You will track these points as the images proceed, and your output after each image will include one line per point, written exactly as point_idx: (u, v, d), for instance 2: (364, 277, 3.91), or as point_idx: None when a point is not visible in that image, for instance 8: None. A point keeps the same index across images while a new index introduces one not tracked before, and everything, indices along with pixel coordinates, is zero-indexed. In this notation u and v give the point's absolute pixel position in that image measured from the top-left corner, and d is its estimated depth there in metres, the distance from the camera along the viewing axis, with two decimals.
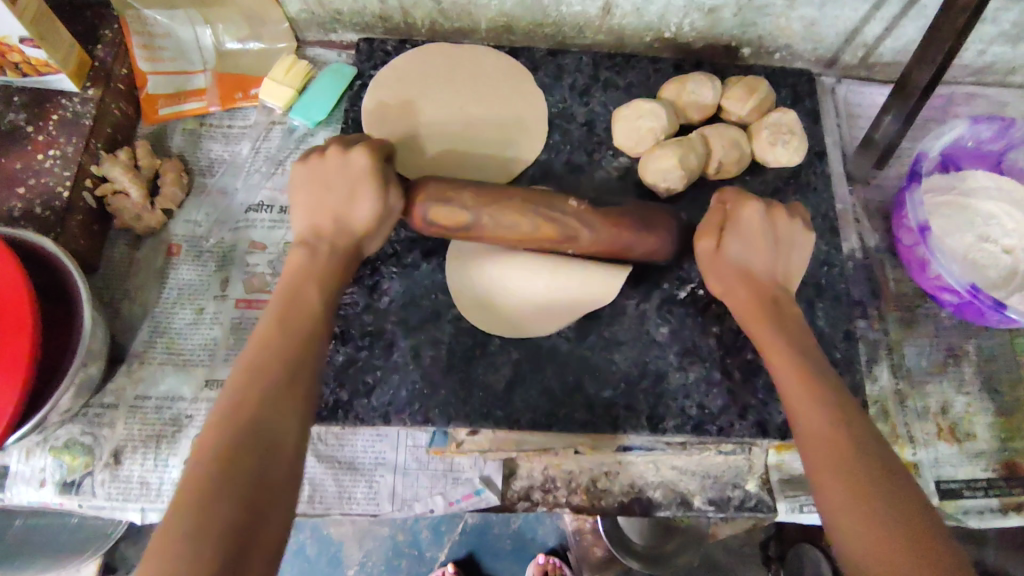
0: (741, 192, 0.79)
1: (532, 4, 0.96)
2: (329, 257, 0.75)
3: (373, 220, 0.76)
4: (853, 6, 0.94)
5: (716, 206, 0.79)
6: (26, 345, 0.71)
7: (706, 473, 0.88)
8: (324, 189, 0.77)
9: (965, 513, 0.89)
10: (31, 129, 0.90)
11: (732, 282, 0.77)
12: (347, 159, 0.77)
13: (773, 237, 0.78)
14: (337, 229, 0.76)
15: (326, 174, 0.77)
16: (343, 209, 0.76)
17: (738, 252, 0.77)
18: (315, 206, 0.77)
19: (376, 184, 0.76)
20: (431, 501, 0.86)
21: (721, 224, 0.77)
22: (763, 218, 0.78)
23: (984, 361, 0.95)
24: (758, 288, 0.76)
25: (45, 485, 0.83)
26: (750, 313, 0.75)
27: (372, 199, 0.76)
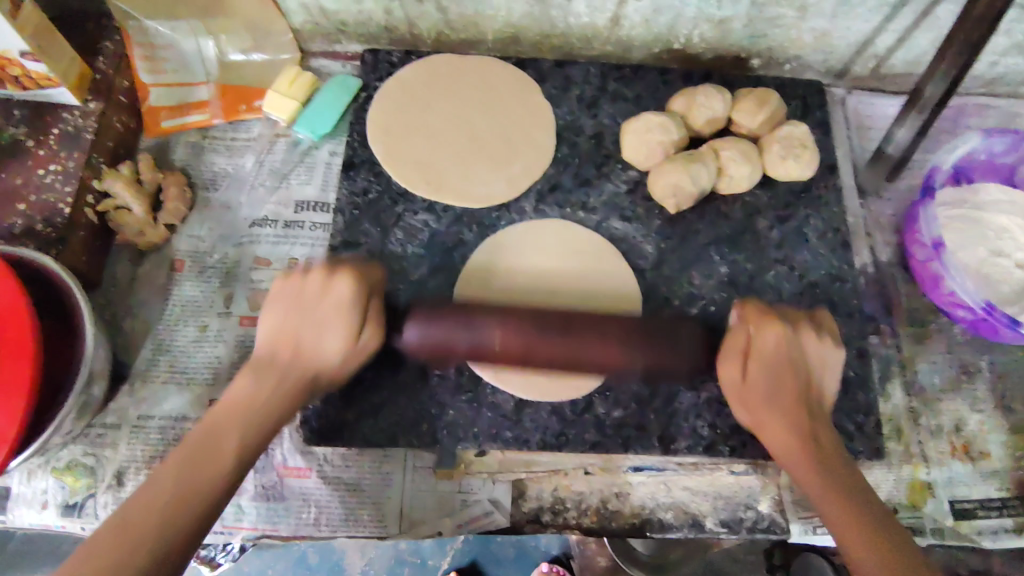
0: (762, 308, 0.75)
1: (540, 15, 0.95)
2: (283, 387, 0.70)
3: (341, 351, 0.72)
4: (865, 17, 0.92)
5: (738, 327, 0.75)
6: (29, 368, 0.70)
7: (717, 494, 0.86)
8: (301, 308, 0.72)
9: (980, 534, 0.87)
10: (31, 144, 0.88)
11: (764, 418, 0.73)
12: (328, 287, 0.72)
13: (801, 362, 0.74)
14: (293, 362, 0.71)
15: (302, 299, 0.73)
16: (310, 344, 0.72)
17: (770, 385, 0.73)
18: (281, 330, 0.72)
19: (352, 316, 0.72)
20: (439, 523, 0.84)
21: (744, 349, 0.74)
22: (789, 343, 0.74)
23: (998, 377, 0.94)
24: (790, 421, 0.71)
25: (47, 507, 0.82)
26: (781, 442, 0.71)
27: (344, 330, 0.72)
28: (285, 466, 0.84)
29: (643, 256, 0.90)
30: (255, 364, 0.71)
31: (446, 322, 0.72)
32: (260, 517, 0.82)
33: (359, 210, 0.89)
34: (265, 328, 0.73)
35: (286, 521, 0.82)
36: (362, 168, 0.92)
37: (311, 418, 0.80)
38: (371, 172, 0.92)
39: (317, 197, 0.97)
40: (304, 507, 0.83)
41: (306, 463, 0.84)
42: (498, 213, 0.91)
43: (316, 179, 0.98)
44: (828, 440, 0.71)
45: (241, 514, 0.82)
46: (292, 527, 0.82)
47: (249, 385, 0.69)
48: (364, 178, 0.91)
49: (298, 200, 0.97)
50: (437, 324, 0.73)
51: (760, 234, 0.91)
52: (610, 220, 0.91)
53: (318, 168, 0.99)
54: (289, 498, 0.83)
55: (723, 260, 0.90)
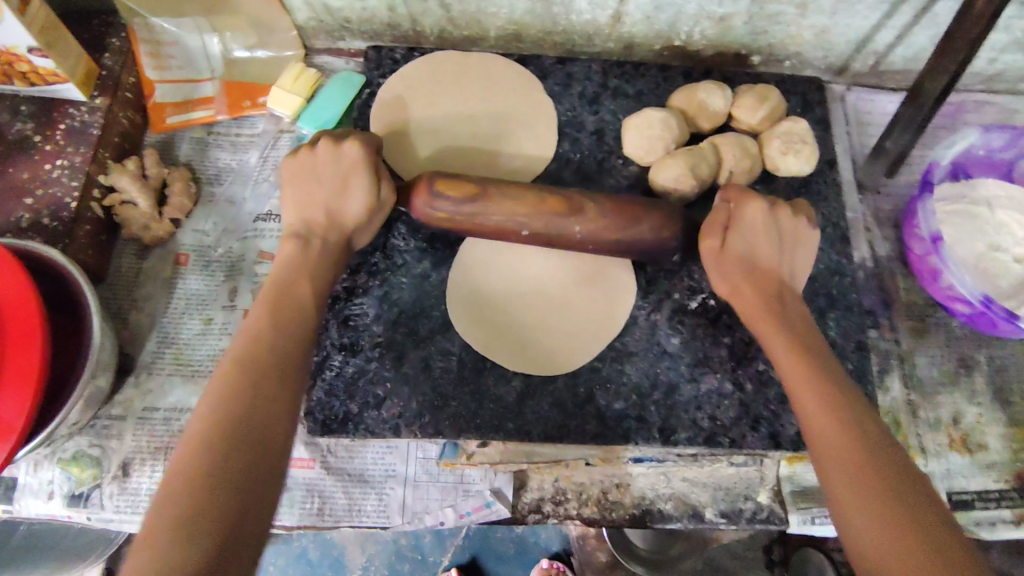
0: (741, 188, 0.81)
1: (542, 12, 0.95)
2: (319, 252, 0.76)
3: (366, 211, 0.79)
4: (865, 14, 0.93)
5: (721, 205, 0.81)
6: (37, 358, 0.70)
7: (717, 485, 0.87)
8: (314, 180, 0.79)
9: (978, 524, 0.88)
10: (38, 139, 0.89)
11: (737, 281, 0.77)
12: (337, 150, 0.80)
13: (778, 234, 0.79)
14: (329, 226, 0.78)
15: (312, 166, 0.80)
16: (334, 206, 0.78)
17: (744, 250, 0.78)
18: (304, 201, 0.79)
19: (367, 174, 0.79)
20: (441, 514, 0.85)
21: (725, 221, 0.79)
22: (766, 215, 0.79)
23: (996, 370, 0.95)
24: (762, 287, 0.77)
25: (53, 498, 0.83)
26: (767, 328, 0.74)
27: (364, 189, 0.78)
28: (289, 457, 0.85)
29: None
30: (290, 235, 0.78)
31: (450, 200, 0.80)
32: None
33: None
34: (288, 205, 0.81)
35: (289, 512, 0.83)
36: None
37: (315, 409, 0.81)
38: None
39: None
40: (307, 497, 0.84)
41: (310, 454, 0.85)
42: None
43: None
44: (834, 373, 0.69)
45: None
46: (296, 517, 0.83)
47: (292, 249, 0.75)
48: None
49: None
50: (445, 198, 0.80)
51: None
52: None
53: None
54: (292, 489, 0.84)
55: None
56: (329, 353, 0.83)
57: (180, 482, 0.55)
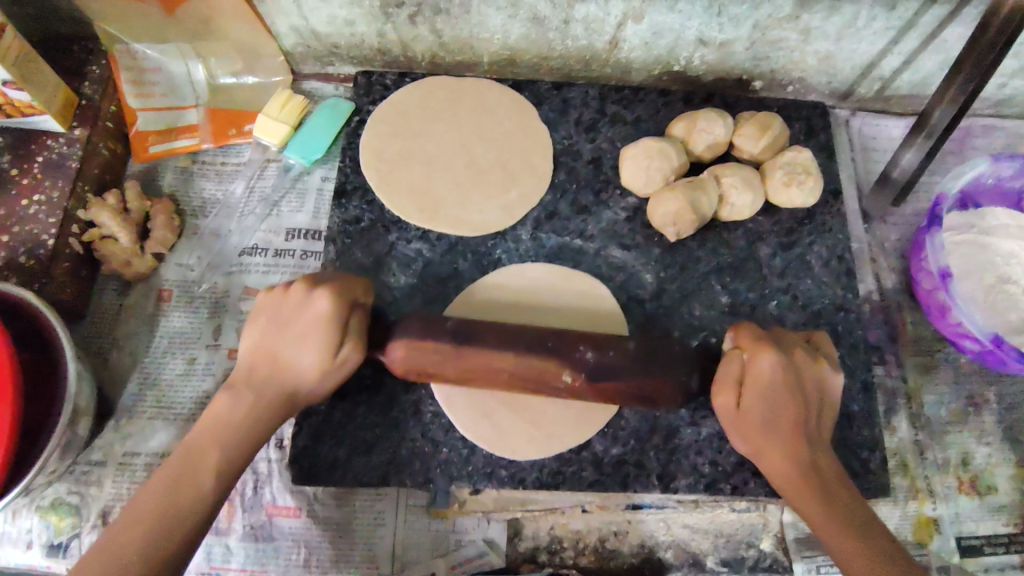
0: (757, 338, 0.71)
1: (537, 37, 0.92)
2: (259, 406, 0.69)
3: (315, 372, 0.69)
4: (871, 41, 0.90)
5: (733, 355, 0.71)
6: (8, 411, 0.68)
7: (719, 532, 0.84)
8: (280, 325, 0.70)
9: (986, 571, 0.86)
10: (15, 173, 0.86)
11: (762, 446, 0.70)
12: (309, 300, 0.69)
13: (800, 389, 0.70)
14: (269, 379, 0.70)
15: (282, 311, 0.70)
16: (285, 360, 0.69)
17: (763, 416, 0.69)
18: (258, 346, 0.71)
19: (329, 336, 0.68)
20: (433, 564, 0.81)
21: (738, 382, 0.70)
22: (786, 369, 0.70)
23: (1006, 409, 0.92)
24: (785, 444, 0.69)
25: (31, 547, 0.80)
26: (779, 466, 0.69)
27: (320, 348, 0.68)
28: (274, 505, 0.82)
29: (642, 285, 0.88)
30: (235, 381, 0.70)
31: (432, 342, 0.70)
32: (249, 559, 0.80)
33: (350, 238, 0.88)
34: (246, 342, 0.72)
35: (275, 563, 0.80)
36: (354, 196, 0.90)
37: (301, 456, 0.78)
38: (363, 200, 0.90)
39: (309, 224, 0.95)
40: (293, 548, 0.81)
41: (296, 502, 0.82)
42: (493, 240, 0.89)
43: (307, 207, 0.96)
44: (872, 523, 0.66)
45: (229, 554, 0.80)
46: (282, 569, 0.80)
47: (223, 402, 0.69)
48: (355, 206, 0.90)
49: (288, 228, 0.95)
50: (416, 349, 0.70)
51: (762, 262, 0.89)
52: (608, 249, 0.89)
53: (309, 195, 0.96)
54: (278, 539, 0.81)
55: (725, 290, 0.88)
56: (316, 398, 0.79)
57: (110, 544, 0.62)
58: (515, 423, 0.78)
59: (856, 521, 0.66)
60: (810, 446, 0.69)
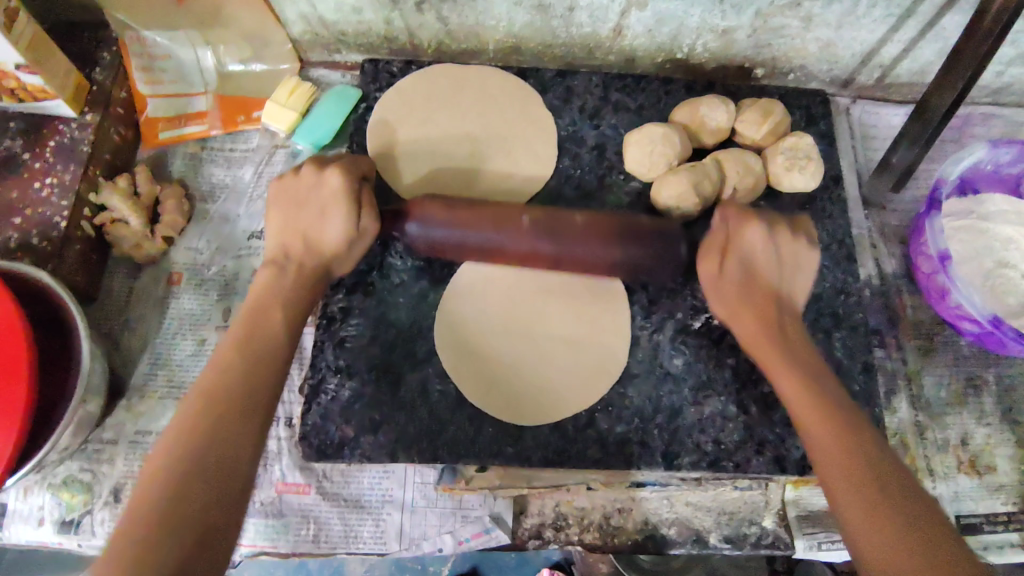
0: (744, 212, 0.80)
1: (542, 25, 0.94)
2: (297, 279, 0.75)
3: (343, 237, 0.77)
4: (871, 28, 0.91)
5: (721, 225, 0.80)
6: (22, 389, 0.68)
7: (721, 509, 0.85)
8: (299, 207, 0.78)
9: (986, 549, 0.87)
10: (27, 156, 0.87)
11: (733, 305, 0.78)
12: (322, 176, 0.78)
13: (777, 259, 0.79)
14: (305, 251, 0.77)
15: (302, 193, 0.78)
16: (313, 230, 0.77)
17: (740, 282, 0.78)
18: (285, 228, 0.78)
19: (346, 206, 0.76)
20: (440, 540, 0.83)
21: (723, 244, 0.79)
22: (767, 245, 0.79)
23: (1005, 390, 0.93)
24: (762, 311, 0.76)
25: (43, 524, 0.81)
26: (754, 339, 0.76)
27: (343, 218, 0.76)
28: (283, 482, 0.83)
29: None
30: (272, 261, 0.76)
31: (445, 219, 0.81)
32: (258, 534, 0.82)
33: None
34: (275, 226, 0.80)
35: (284, 538, 0.82)
36: None
37: (310, 434, 0.80)
38: None
39: None
40: (302, 523, 0.82)
41: (305, 479, 0.83)
42: None
43: None
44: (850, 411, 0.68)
45: (239, 530, 0.81)
46: (291, 543, 0.82)
47: (265, 276, 0.75)
48: None
49: None
50: (437, 223, 0.81)
51: None
52: None
53: None
54: (287, 515, 0.82)
55: None
56: (324, 376, 0.81)
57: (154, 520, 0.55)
58: (523, 391, 0.82)
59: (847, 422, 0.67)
60: (785, 318, 0.77)
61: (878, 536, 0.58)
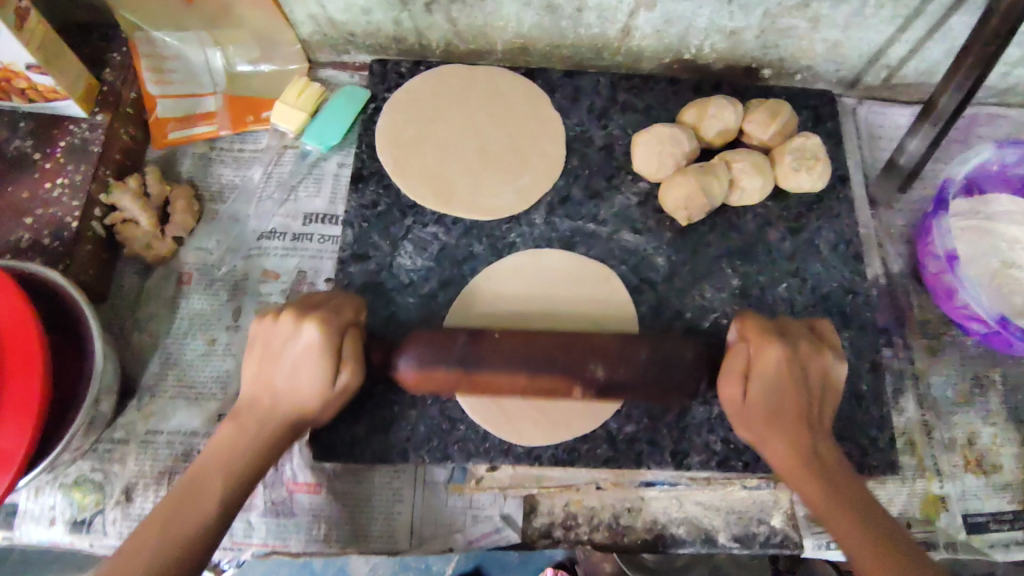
0: (762, 330, 0.74)
1: (551, 25, 0.94)
2: (262, 433, 0.69)
3: (317, 396, 0.70)
4: (878, 29, 0.92)
5: (738, 344, 0.73)
6: (37, 389, 0.68)
7: (730, 509, 0.86)
8: (272, 359, 0.71)
9: (992, 547, 0.87)
10: (38, 157, 0.88)
11: (765, 436, 0.72)
12: (297, 331, 0.70)
13: (802, 379, 0.72)
14: (272, 401, 0.70)
15: (275, 340, 0.71)
16: (285, 389, 0.70)
17: (768, 407, 0.72)
18: (255, 378, 0.72)
19: (323, 365, 0.69)
20: (450, 539, 0.84)
21: (745, 369, 0.72)
22: (790, 361, 0.72)
23: (1011, 390, 0.93)
24: (792, 433, 0.71)
25: (55, 524, 0.82)
26: (781, 458, 0.71)
27: (317, 375, 0.69)
28: (294, 481, 0.83)
29: (654, 268, 0.89)
30: (235, 414, 0.71)
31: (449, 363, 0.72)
32: (270, 533, 0.82)
33: (368, 222, 0.89)
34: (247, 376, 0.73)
35: (296, 537, 0.82)
36: (371, 180, 0.91)
37: (321, 433, 0.80)
38: (380, 184, 0.91)
39: (326, 209, 0.96)
40: (314, 522, 0.83)
41: (316, 478, 0.84)
42: (508, 225, 0.90)
43: (324, 192, 0.97)
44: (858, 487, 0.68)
45: (251, 530, 0.82)
46: (302, 543, 0.82)
47: (228, 434, 0.69)
48: (373, 190, 0.91)
49: (306, 212, 0.96)
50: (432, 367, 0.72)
51: (772, 246, 0.91)
52: (620, 233, 0.91)
53: (326, 180, 0.98)
54: (298, 514, 0.83)
55: (736, 273, 0.89)
56: None
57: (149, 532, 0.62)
58: (524, 409, 0.81)
59: (854, 498, 0.67)
60: (815, 433, 0.72)
61: None
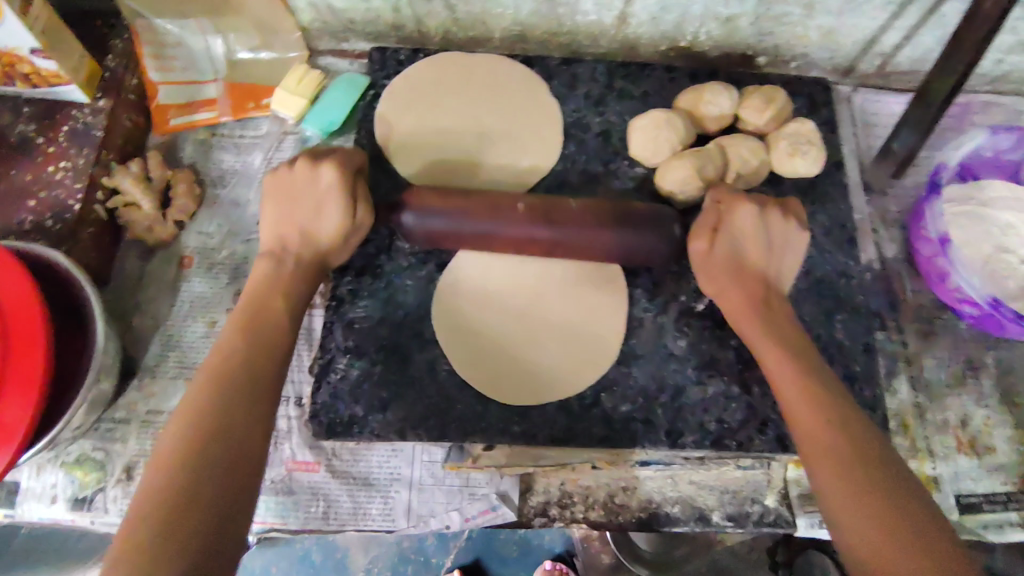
0: (735, 192, 0.80)
1: (548, 12, 0.95)
2: (296, 269, 0.75)
3: (340, 229, 0.77)
4: (872, 15, 0.93)
5: (710, 207, 0.80)
6: (40, 365, 0.69)
7: (724, 488, 0.87)
8: (292, 200, 0.78)
9: (985, 527, 0.88)
10: (40, 141, 0.89)
11: (724, 287, 0.78)
12: (314, 173, 0.78)
13: (768, 243, 0.79)
14: (301, 242, 0.77)
15: (293, 187, 0.78)
16: (310, 220, 0.77)
17: (727, 265, 0.78)
18: (280, 220, 0.78)
19: (343, 198, 0.77)
20: (447, 517, 0.85)
21: (713, 227, 0.79)
22: (758, 223, 0.79)
23: (1003, 373, 0.94)
24: (749, 288, 0.77)
25: (56, 501, 0.83)
26: (739, 315, 0.77)
27: (340, 208, 0.77)
28: (293, 460, 0.85)
29: None
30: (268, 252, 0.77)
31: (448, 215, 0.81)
32: (269, 511, 0.83)
33: None
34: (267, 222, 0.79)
35: (294, 514, 0.83)
36: (370, 165, 0.92)
37: (320, 412, 0.81)
38: (379, 169, 0.92)
39: None
40: (312, 501, 0.84)
41: (315, 457, 0.85)
42: None
43: None
44: (825, 378, 0.69)
45: None
46: (301, 520, 0.83)
47: (263, 269, 0.75)
48: (372, 174, 0.92)
49: None
50: (453, 219, 0.81)
51: None
52: None
53: None
54: (297, 492, 0.84)
55: None
56: (334, 357, 0.83)
57: (151, 485, 0.55)
58: (506, 364, 0.83)
59: (824, 385, 0.68)
60: (770, 290, 0.78)
61: (845, 492, 0.59)
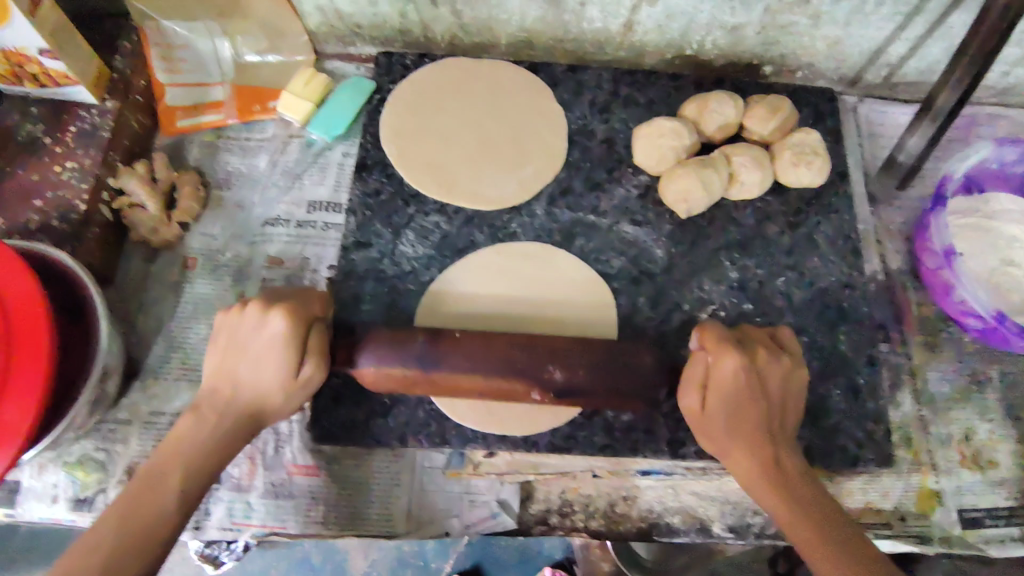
0: (722, 339, 0.72)
1: (554, 20, 0.95)
2: (221, 424, 0.69)
3: (279, 386, 0.70)
4: (878, 26, 0.93)
5: (698, 354, 0.73)
6: (43, 363, 0.69)
7: (726, 499, 0.86)
8: (235, 348, 0.71)
9: (987, 543, 0.87)
10: (48, 141, 0.89)
11: (726, 446, 0.71)
12: (261, 324, 0.70)
13: (763, 388, 0.71)
14: (234, 400, 0.70)
15: (239, 333, 0.71)
16: (246, 378, 0.70)
17: (724, 416, 0.71)
18: (216, 369, 0.71)
19: (286, 358, 0.69)
20: (446, 524, 0.85)
21: (702, 381, 0.72)
22: (749, 372, 0.71)
23: (1007, 387, 0.94)
24: (745, 440, 0.70)
25: (57, 501, 0.82)
26: (738, 461, 0.71)
27: (280, 368, 0.69)
28: (294, 464, 0.85)
29: (653, 260, 0.90)
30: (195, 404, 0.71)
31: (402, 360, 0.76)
32: (268, 515, 0.83)
33: (371, 210, 0.90)
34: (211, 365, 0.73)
35: (294, 519, 0.83)
36: (375, 169, 0.92)
37: (321, 417, 0.81)
38: (384, 173, 0.92)
39: (330, 197, 0.98)
40: (312, 505, 0.84)
41: (315, 461, 0.85)
42: (509, 215, 0.91)
43: (328, 181, 0.99)
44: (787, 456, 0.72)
45: (250, 510, 0.83)
46: (300, 525, 0.83)
47: (187, 424, 0.69)
48: (376, 179, 0.92)
49: (311, 200, 0.98)
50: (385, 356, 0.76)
51: (770, 240, 0.92)
52: (621, 224, 0.91)
53: (330, 169, 0.99)
54: (297, 496, 0.84)
55: (734, 266, 0.90)
56: None
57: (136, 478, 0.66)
58: (468, 390, 0.81)
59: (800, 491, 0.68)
60: (771, 443, 0.71)
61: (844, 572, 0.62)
